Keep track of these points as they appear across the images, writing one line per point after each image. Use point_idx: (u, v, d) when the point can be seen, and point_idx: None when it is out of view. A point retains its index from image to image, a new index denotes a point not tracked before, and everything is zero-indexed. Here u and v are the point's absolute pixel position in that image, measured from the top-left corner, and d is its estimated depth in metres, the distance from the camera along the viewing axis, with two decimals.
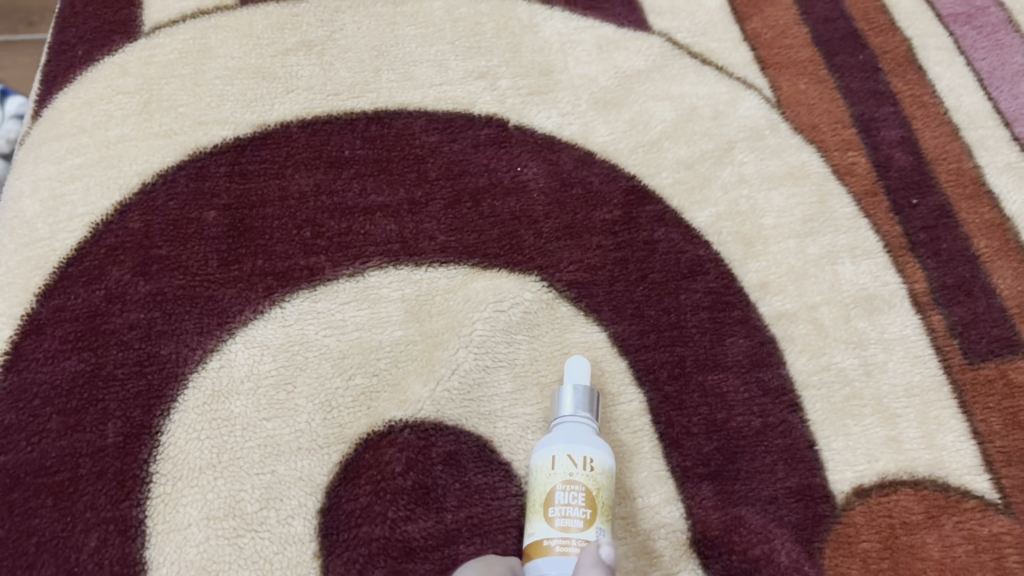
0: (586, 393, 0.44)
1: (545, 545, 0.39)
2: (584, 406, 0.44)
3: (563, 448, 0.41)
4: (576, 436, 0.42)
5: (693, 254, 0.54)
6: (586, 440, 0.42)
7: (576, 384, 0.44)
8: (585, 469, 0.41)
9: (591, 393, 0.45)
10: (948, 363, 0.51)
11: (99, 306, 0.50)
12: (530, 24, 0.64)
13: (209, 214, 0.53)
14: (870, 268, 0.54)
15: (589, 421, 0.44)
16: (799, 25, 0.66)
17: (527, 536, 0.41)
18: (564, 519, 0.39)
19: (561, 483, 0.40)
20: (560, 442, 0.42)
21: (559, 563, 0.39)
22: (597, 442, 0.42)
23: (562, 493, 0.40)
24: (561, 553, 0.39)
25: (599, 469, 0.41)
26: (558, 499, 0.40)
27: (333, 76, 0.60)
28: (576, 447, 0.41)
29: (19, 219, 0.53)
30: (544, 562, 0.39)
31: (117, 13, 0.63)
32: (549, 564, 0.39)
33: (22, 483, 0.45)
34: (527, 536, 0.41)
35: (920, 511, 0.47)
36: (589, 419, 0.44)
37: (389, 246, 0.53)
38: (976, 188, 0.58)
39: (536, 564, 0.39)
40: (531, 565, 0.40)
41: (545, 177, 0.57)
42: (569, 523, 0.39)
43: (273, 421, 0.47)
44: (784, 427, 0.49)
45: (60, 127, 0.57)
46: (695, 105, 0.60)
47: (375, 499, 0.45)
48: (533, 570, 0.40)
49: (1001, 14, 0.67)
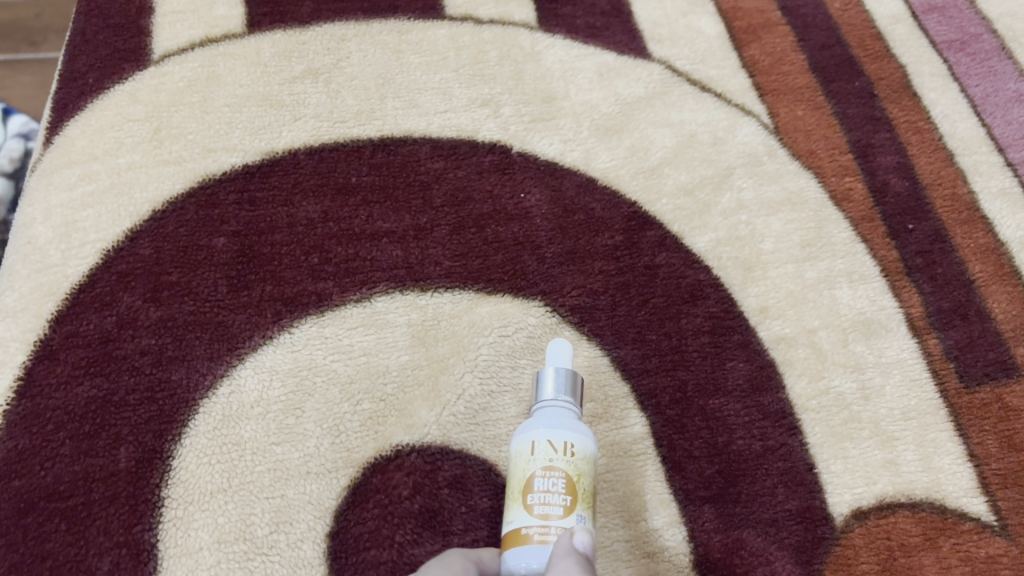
0: (569, 376, 0.41)
1: (522, 534, 0.36)
2: (566, 391, 0.41)
3: (543, 433, 0.38)
4: (558, 420, 0.39)
5: (693, 279, 0.55)
6: (568, 425, 0.39)
7: (559, 367, 0.41)
8: (565, 455, 0.38)
9: (574, 377, 0.41)
10: (945, 386, 0.52)
11: (110, 332, 0.51)
12: (532, 52, 0.65)
13: (219, 241, 0.54)
14: (867, 292, 0.55)
15: (571, 406, 0.40)
16: (796, 51, 0.67)
17: (506, 524, 0.38)
18: (543, 506, 0.36)
19: (540, 469, 0.37)
20: (538, 428, 0.39)
21: (537, 551, 0.36)
22: (579, 428, 0.39)
23: (542, 480, 0.37)
24: (539, 542, 0.36)
25: (580, 454, 0.38)
26: (537, 485, 0.37)
27: (340, 103, 0.61)
28: (557, 433, 0.38)
29: (31, 246, 0.54)
30: (521, 552, 0.36)
31: (127, 40, 0.64)
32: (525, 553, 0.36)
33: (36, 507, 0.45)
34: (505, 525, 0.38)
35: (918, 533, 0.48)
36: (570, 404, 0.40)
37: (395, 272, 0.54)
38: (971, 213, 0.59)
39: (511, 553, 0.37)
40: (508, 553, 0.37)
41: (547, 203, 0.57)
42: (549, 510, 0.36)
43: (282, 446, 0.48)
44: (784, 451, 0.50)
45: (71, 155, 0.58)
46: (694, 132, 0.62)
47: (383, 523, 0.46)
48: (509, 560, 0.37)
49: (994, 41, 0.68)
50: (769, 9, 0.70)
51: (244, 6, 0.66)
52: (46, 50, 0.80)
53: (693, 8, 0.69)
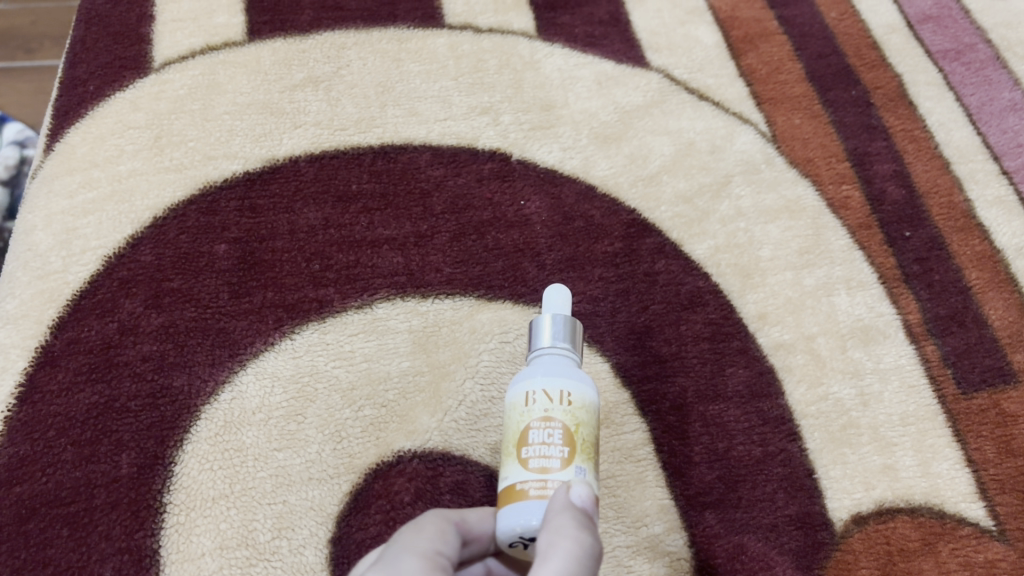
0: (567, 323, 0.41)
1: (519, 489, 0.36)
2: (564, 337, 0.41)
3: (538, 383, 0.38)
4: (554, 368, 0.39)
5: (693, 285, 0.55)
6: (565, 372, 0.39)
7: (556, 313, 0.41)
8: (562, 404, 0.37)
9: (572, 325, 0.42)
10: (942, 393, 0.52)
11: (112, 339, 0.51)
12: (531, 60, 0.66)
13: (220, 247, 0.54)
14: (865, 299, 0.56)
15: (570, 354, 0.41)
16: (793, 60, 0.68)
17: (502, 481, 0.37)
18: (540, 459, 0.36)
19: (537, 420, 0.37)
20: (535, 375, 0.39)
21: (534, 507, 0.35)
22: (577, 374, 0.39)
23: (538, 432, 0.37)
24: (537, 497, 0.35)
25: (578, 404, 0.37)
26: (534, 437, 0.36)
27: (340, 112, 0.61)
28: (553, 379, 0.38)
29: (32, 253, 0.54)
30: (518, 507, 0.36)
31: (127, 49, 0.64)
32: (523, 509, 0.35)
33: (38, 513, 0.45)
34: (501, 481, 0.37)
35: (918, 538, 0.48)
36: (568, 350, 0.41)
37: (396, 278, 0.54)
38: (967, 221, 0.59)
39: (508, 510, 0.36)
40: (504, 510, 0.36)
41: (547, 211, 0.58)
42: (546, 463, 0.36)
43: (283, 452, 0.48)
44: (784, 456, 0.50)
45: (72, 162, 0.58)
46: (692, 140, 0.62)
47: (385, 529, 0.46)
48: (504, 517, 0.36)
49: (988, 50, 0.69)
50: (765, 19, 0.70)
51: (244, 14, 0.67)
52: (42, 59, 0.80)
53: (691, 18, 0.70)
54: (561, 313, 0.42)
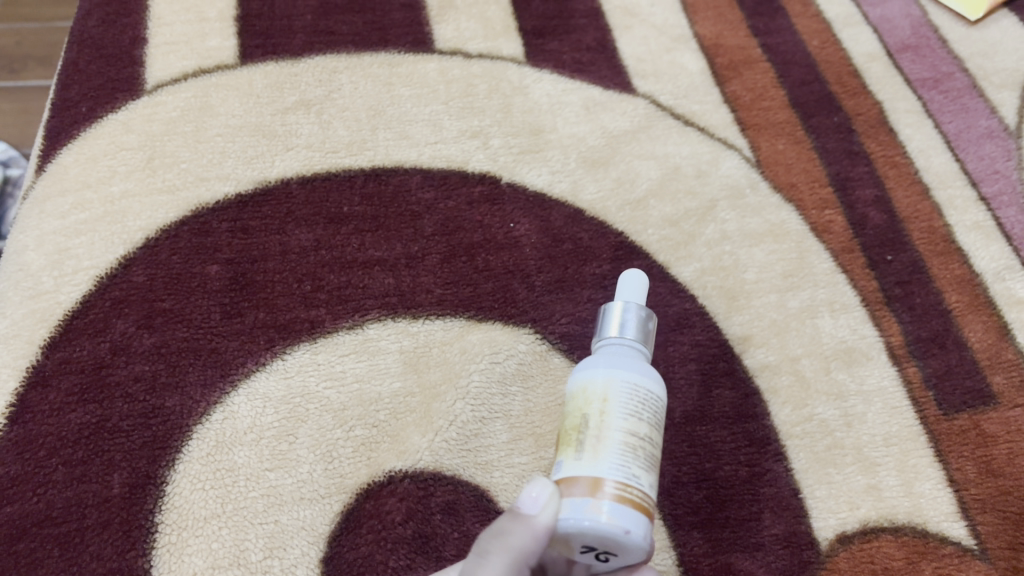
0: (631, 311, 0.40)
1: None
2: (622, 326, 0.40)
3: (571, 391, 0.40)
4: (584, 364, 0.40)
5: (680, 307, 0.56)
6: (581, 366, 0.39)
7: (623, 305, 0.41)
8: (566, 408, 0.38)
9: (640, 317, 0.41)
10: (924, 414, 0.53)
11: (103, 358, 0.51)
12: (520, 86, 0.67)
13: (211, 269, 0.55)
14: (848, 322, 0.57)
15: (626, 340, 0.40)
16: (776, 87, 0.69)
17: None
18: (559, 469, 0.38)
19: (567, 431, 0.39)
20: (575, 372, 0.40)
21: None
22: (606, 361, 0.38)
23: None
24: None
25: (569, 399, 0.38)
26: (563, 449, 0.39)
27: (331, 134, 0.62)
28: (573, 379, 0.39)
29: (23, 273, 0.55)
30: None
31: (119, 71, 0.65)
32: None
33: (29, 533, 0.45)
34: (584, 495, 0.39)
35: (901, 557, 0.48)
36: (625, 337, 0.40)
37: (387, 299, 0.54)
38: (946, 245, 0.61)
39: None
40: None
41: (536, 233, 0.59)
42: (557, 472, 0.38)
43: (275, 471, 0.48)
44: (770, 476, 0.51)
45: (64, 182, 0.59)
46: (678, 165, 0.63)
47: (376, 548, 0.46)
48: None
49: (966, 79, 0.70)
50: (749, 47, 0.72)
51: (236, 38, 0.67)
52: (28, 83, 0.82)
53: (676, 45, 0.71)
54: (628, 302, 0.41)
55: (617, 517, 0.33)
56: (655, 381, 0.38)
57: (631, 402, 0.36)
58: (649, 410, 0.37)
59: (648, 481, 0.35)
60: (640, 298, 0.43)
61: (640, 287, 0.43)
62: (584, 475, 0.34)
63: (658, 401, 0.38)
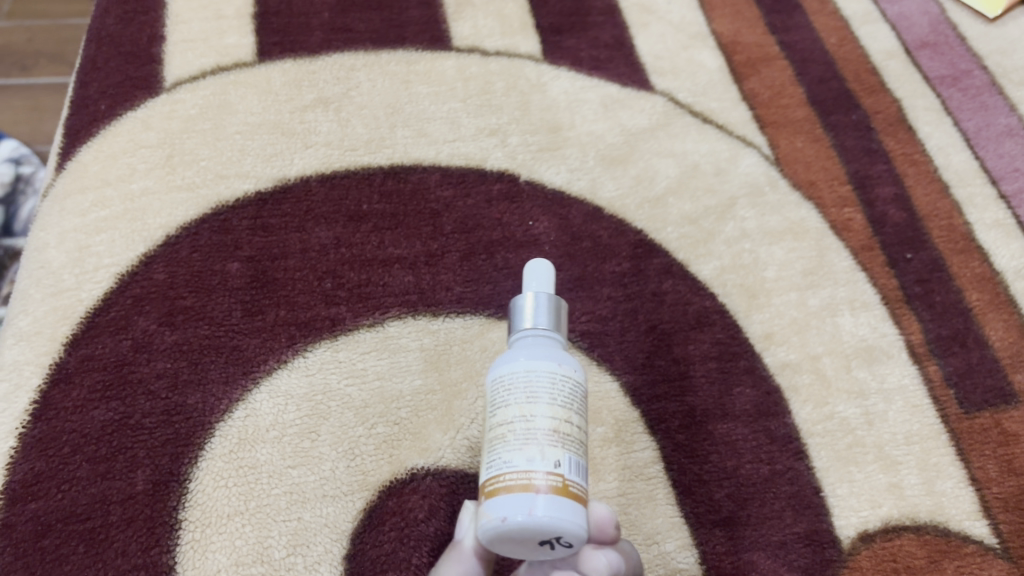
0: (528, 302, 0.39)
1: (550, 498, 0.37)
2: (522, 320, 0.39)
3: None
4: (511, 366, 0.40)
5: (700, 305, 0.56)
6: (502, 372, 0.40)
7: (516, 299, 0.40)
8: None
9: (534, 303, 0.39)
10: (945, 412, 0.53)
11: (125, 356, 0.51)
12: (538, 83, 0.67)
13: (232, 266, 0.55)
14: (868, 320, 0.57)
15: (521, 333, 0.39)
16: (795, 85, 0.69)
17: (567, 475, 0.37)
18: None
19: None
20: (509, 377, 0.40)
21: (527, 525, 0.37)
22: (498, 362, 0.38)
23: None
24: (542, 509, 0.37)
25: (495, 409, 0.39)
26: None
27: (350, 132, 0.62)
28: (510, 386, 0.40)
29: (44, 270, 0.55)
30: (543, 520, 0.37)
31: (139, 68, 0.65)
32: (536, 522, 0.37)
33: (54, 529, 0.45)
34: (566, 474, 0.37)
35: (923, 555, 0.48)
36: (524, 329, 0.39)
37: (407, 297, 0.55)
38: (966, 243, 0.60)
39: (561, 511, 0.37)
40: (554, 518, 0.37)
41: (555, 231, 0.59)
42: None
43: (297, 469, 0.48)
44: (791, 474, 0.50)
45: (85, 180, 0.59)
46: (697, 162, 0.63)
47: (399, 545, 0.46)
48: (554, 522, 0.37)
49: (984, 76, 0.70)
50: (767, 44, 0.72)
51: (254, 35, 0.67)
52: (35, 78, 0.83)
53: (694, 42, 0.71)
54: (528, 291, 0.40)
55: (492, 511, 0.33)
56: (545, 355, 0.36)
57: (502, 394, 0.36)
58: (525, 388, 0.35)
59: (530, 455, 0.33)
60: (549, 282, 0.41)
61: (548, 272, 0.42)
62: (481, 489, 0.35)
63: (538, 371, 0.35)
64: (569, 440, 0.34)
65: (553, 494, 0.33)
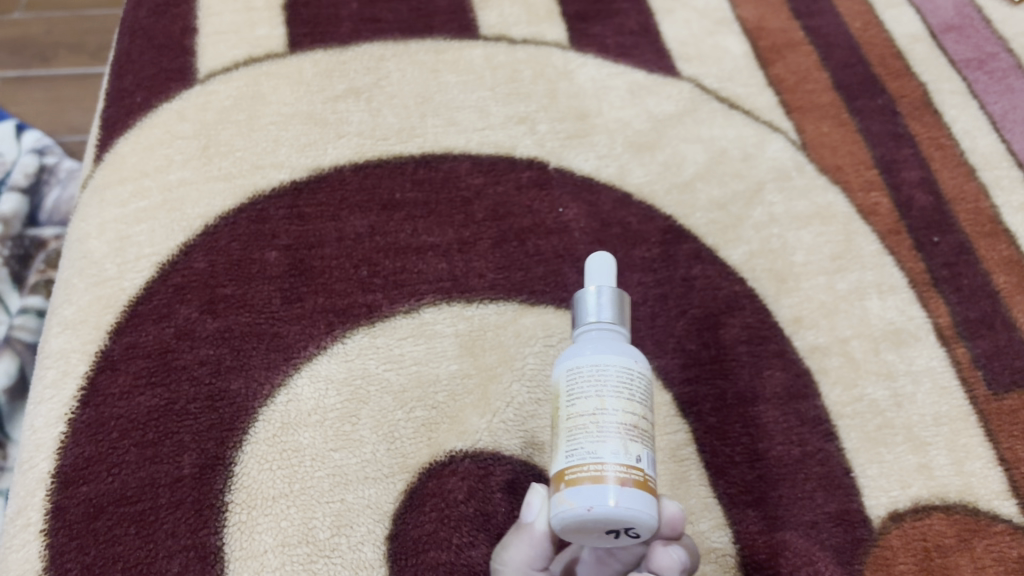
0: (595, 296, 0.40)
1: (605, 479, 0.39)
2: (588, 313, 0.40)
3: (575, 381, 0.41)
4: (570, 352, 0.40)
5: (729, 290, 0.57)
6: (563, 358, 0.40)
7: (585, 291, 0.41)
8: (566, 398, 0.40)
9: (605, 296, 0.40)
10: (974, 394, 0.54)
11: (169, 342, 0.52)
12: (564, 71, 0.67)
13: (270, 254, 0.56)
14: (896, 302, 0.57)
15: (593, 326, 0.39)
16: (820, 70, 0.69)
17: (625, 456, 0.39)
18: None
19: None
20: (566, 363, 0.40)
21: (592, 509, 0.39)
22: (571, 352, 0.39)
23: None
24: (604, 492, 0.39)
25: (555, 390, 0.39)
26: None
27: (381, 122, 0.63)
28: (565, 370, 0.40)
29: (87, 260, 0.56)
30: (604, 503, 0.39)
31: (173, 61, 0.66)
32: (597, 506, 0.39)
33: (105, 512, 0.47)
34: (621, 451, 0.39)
35: (953, 534, 0.49)
36: (590, 322, 0.40)
37: (441, 283, 0.56)
38: (994, 227, 0.61)
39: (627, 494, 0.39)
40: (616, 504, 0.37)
41: (585, 217, 0.59)
42: None
43: (339, 452, 0.49)
44: (822, 455, 0.51)
45: (123, 171, 0.60)
46: (724, 148, 0.64)
47: (440, 526, 0.47)
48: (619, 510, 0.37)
49: (1010, 59, 0.70)
50: (791, 29, 0.72)
51: (285, 27, 0.68)
52: (54, 66, 0.84)
53: (719, 28, 0.72)
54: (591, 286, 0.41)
55: (574, 500, 0.34)
56: (621, 350, 0.38)
57: (580, 384, 0.36)
58: (606, 381, 0.36)
59: (614, 448, 0.35)
60: (609, 277, 0.42)
61: (607, 266, 0.43)
62: (553, 475, 0.36)
63: (620, 367, 0.37)
64: (646, 436, 0.36)
65: (638, 488, 0.34)
